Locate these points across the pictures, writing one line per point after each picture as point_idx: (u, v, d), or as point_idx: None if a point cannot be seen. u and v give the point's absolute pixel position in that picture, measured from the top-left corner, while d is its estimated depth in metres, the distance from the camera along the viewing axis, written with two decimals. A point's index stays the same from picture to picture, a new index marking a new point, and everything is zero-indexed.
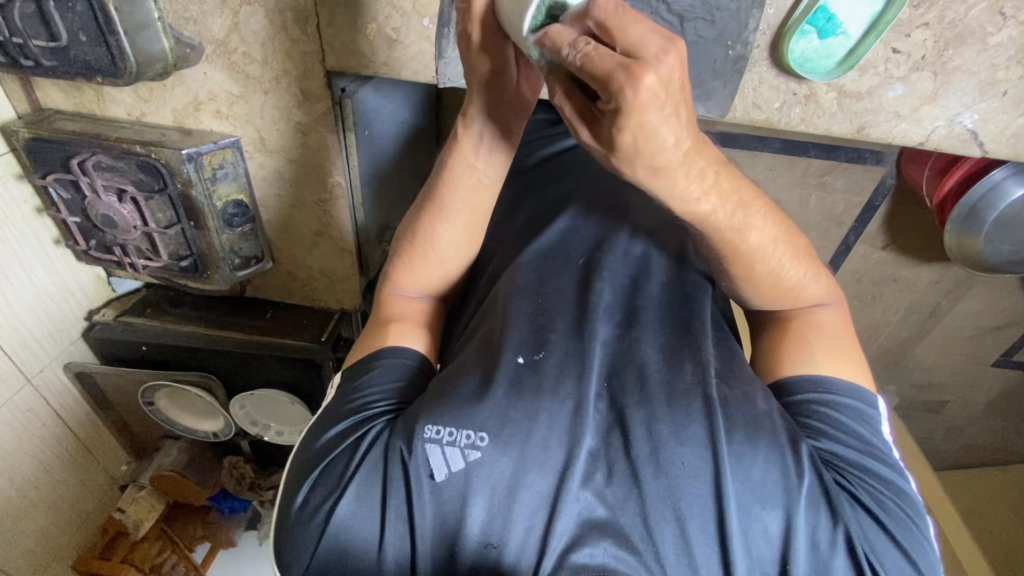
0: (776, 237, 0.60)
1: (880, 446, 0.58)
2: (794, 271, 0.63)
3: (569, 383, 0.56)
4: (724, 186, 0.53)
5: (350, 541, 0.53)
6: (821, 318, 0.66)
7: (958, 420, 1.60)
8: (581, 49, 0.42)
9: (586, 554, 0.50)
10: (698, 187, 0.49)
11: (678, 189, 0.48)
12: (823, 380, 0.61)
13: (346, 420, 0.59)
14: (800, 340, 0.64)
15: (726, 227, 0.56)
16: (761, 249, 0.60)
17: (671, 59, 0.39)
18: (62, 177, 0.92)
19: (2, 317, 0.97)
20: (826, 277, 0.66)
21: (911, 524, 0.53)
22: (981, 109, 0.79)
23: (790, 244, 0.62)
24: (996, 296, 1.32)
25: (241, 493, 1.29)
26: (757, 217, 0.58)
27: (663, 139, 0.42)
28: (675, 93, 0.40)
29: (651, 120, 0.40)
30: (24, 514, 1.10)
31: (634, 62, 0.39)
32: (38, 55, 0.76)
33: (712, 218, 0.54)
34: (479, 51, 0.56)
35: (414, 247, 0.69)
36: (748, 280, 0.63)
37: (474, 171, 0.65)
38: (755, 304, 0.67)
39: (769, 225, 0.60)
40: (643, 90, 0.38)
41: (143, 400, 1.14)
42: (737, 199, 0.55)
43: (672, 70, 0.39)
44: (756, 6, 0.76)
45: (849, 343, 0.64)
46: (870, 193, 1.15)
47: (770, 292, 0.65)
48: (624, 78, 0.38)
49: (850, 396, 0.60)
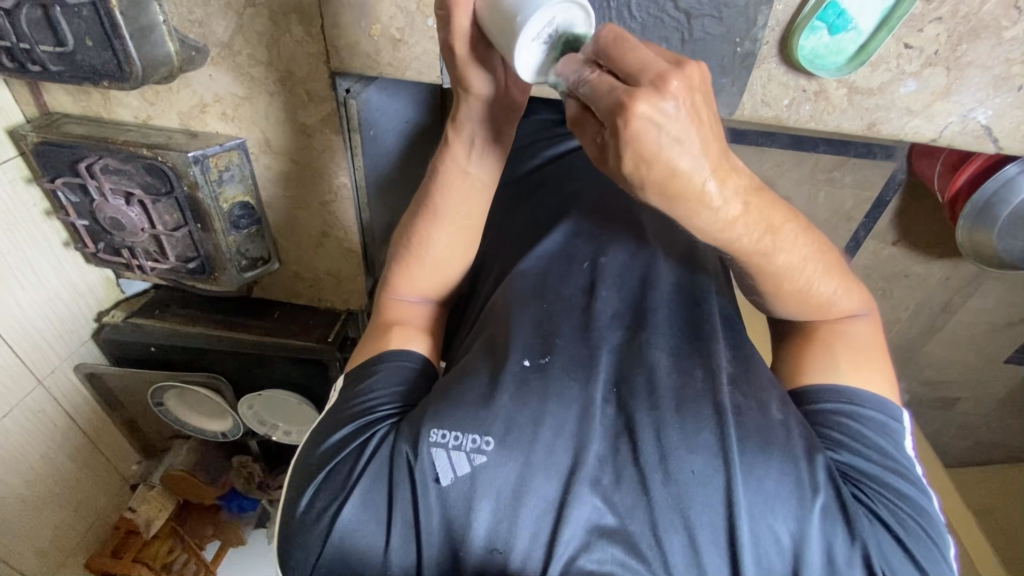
0: (808, 256, 0.59)
1: (902, 461, 0.57)
2: (824, 285, 0.62)
3: (576, 387, 0.56)
4: (757, 204, 0.51)
5: (354, 546, 0.53)
6: (853, 329, 0.64)
7: (969, 417, 1.58)
8: (586, 78, 0.43)
9: (594, 559, 0.50)
10: (725, 213, 0.48)
11: (703, 218, 0.47)
12: (846, 391, 0.60)
13: (349, 425, 0.58)
14: (826, 350, 0.63)
15: (753, 252, 0.54)
16: (791, 268, 0.58)
17: (671, 84, 0.39)
18: (71, 181, 0.92)
19: (13, 320, 0.97)
20: (860, 289, 0.64)
21: (931, 543, 0.53)
22: (995, 104, 0.78)
23: (822, 259, 0.60)
24: (1008, 292, 1.30)
25: (251, 492, 1.32)
26: (787, 240, 0.56)
27: (672, 166, 0.41)
28: (679, 120, 0.40)
29: (648, 147, 0.40)
30: (38, 514, 1.11)
31: (628, 91, 0.39)
32: (45, 60, 0.76)
33: (739, 243, 0.53)
34: (464, 62, 0.55)
35: (409, 253, 0.69)
36: (776, 296, 0.62)
37: (466, 176, 0.65)
38: (782, 314, 0.66)
39: (802, 244, 0.58)
40: (634, 119, 0.39)
41: (153, 401, 1.14)
42: (767, 222, 0.53)
43: (672, 97, 0.39)
44: (765, 2, 0.74)
45: (880, 358, 0.63)
46: (881, 188, 1.13)
47: (801, 307, 0.63)
48: (615, 108, 0.40)
49: (874, 408, 0.59)
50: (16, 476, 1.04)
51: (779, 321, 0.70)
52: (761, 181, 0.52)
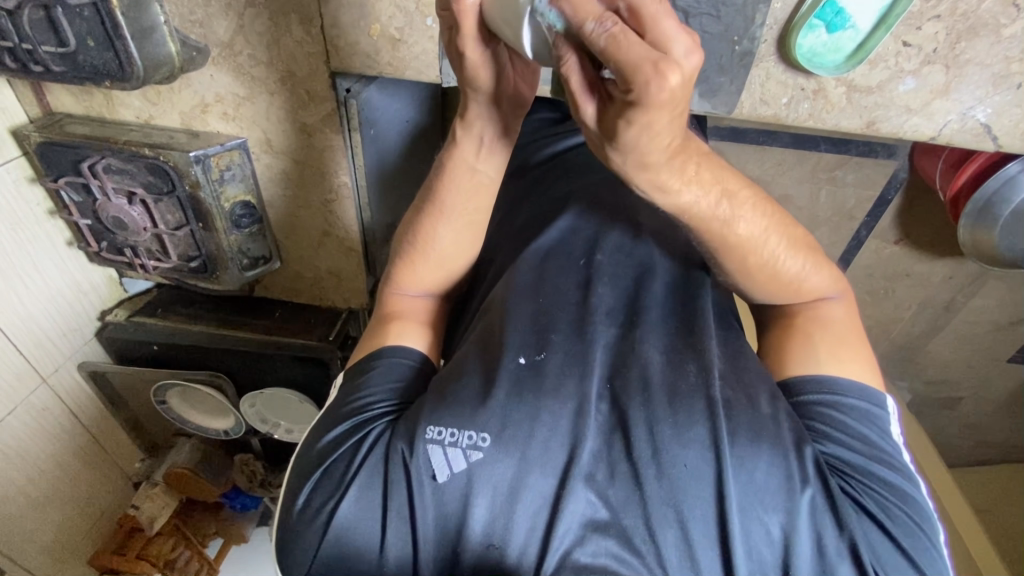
0: (768, 227, 0.60)
1: (886, 449, 0.57)
2: (791, 262, 0.63)
3: (571, 383, 0.56)
4: (707, 169, 0.53)
5: (350, 542, 0.53)
6: (827, 312, 0.65)
7: (973, 417, 1.58)
8: (608, 28, 0.39)
9: (588, 552, 0.50)
10: (678, 179, 0.50)
11: (662, 182, 0.49)
12: (828, 381, 0.60)
13: (345, 423, 0.59)
14: (804, 338, 0.64)
15: (712, 218, 0.56)
16: (753, 240, 0.59)
17: (695, 58, 0.39)
18: (74, 180, 0.93)
19: (17, 318, 0.98)
20: (830, 269, 0.65)
21: (919, 532, 0.53)
22: (994, 102, 0.78)
23: (785, 234, 0.61)
24: (1011, 291, 1.30)
25: (253, 489, 1.32)
26: (746, 206, 0.58)
27: (660, 139, 0.43)
28: (689, 90, 0.40)
29: (660, 118, 0.40)
30: (42, 511, 1.12)
31: (664, 57, 0.38)
32: (47, 60, 0.76)
33: (696, 209, 0.54)
34: (472, 64, 0.55)
35: (413, 248, 0.70)
36: (745, 275, 0.63)
37: (474, 173, 0.65)
38: (759, 298, 0.66)
39: (760, 214, 0.59)
40: (666, 90, 0.38)
41: (157, 399, 1.16)
42: (721, 188, 0.55)
43: (695, 70, 0.39)
44: (762, 0, 0.75)
45: (855, 339, 0.63)
46: (883, 186, 1.13)
47: (771, 288, 0.64)
48: (649, 72, 0.38)
49: (857, 397, 0.59)
50: (21, 474, 1.05)
51: (758, 307, 0.70)
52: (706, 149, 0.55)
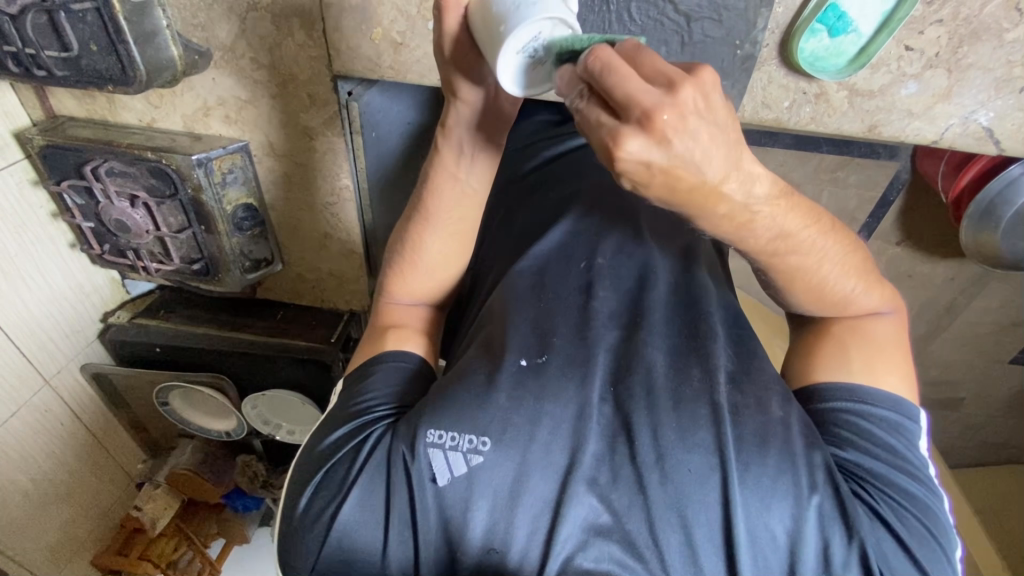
0: (826, 256, 0.58)
1: (912, 460, 0.57)
2: (843, 284, 0.61)
3: (573, 387, 0.56)
4: (777, 207, 0.50)
5: (353, 545, 0.54)
6: (875, 328, 0.64)
7: (974, 418, 1.58)
8: (578, 104, 0.43)
9: (590, 558, 0.51)
10: (727, 218, 0.48)
11: (715, 215, 0.47)
12: (858, 389, 0.60)
13: (346, 425, 0.59)
14: (838, 344, 0.63)
15: (761, 252, 0.54)
16: (805, 267, 0.58)
17: (657, 122, 0.38)
18: (76, 183, 0.93)
19: (20, 320, 0.99)
20: (881, 287, 0.64)
21: (933, 542, 0.53)
22: (996, 106, 0.78)
23: (842, 259, 0.59)
24: (1013, 292, 1.30)
25: (255, 490, 1.33)
26: (805, 242, 0.55)
27: (680, 176, 0.41)
28: (671, 152, 0.39)
29: (642, 176, 0.41)
30: (45, 512, 1.12)
31: (614, 133, 0.40)
32: (50, 65, 0.77)
33: (747, 241, 0.52)
34: (454, 68, 0.55)
35: (404, 258, 0.70)
36: (791, 292, 0.62)
37: (456, 182, 0.65)
38: (799, 310, 0.65)
39: (821, 245, 0.57)
40: (622, 157, 0.40)
41: (158, 401, 1.16)
42: (783, 229, 0.52)
43: (661, 133, 0.38)
44: (765, 4, 0.75)
45: (899, 356, 0.62)
46: (884, 188, 1.13)
47: (817, 304, 0.63)
48: (604, 142, 0.40)
49: (886, 407, 0.59)
50: (24, 475, 1.06)
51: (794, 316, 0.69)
52: (787, 182, 0.51)
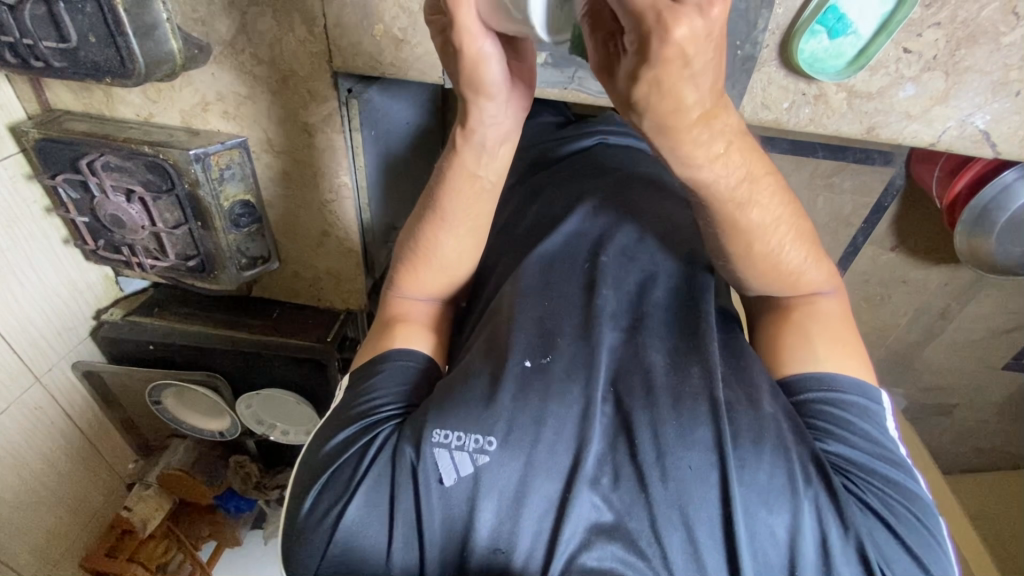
0: (781, 215, 0.59)
1: (887, 444, 0.57)
2: (793, 254, 0.62)
3: (575, 388, 0.56)
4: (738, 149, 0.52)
5: (357, 545, 0.53)
6: (823, 306, 0.65)
7: (967, 423, 1.58)
8: None
9: (594, 557, 0.50)
10: (704, 151, 0.50)
11: (684, 150, 0.49)
12: (827, 378, 0.60)
13: (353, 425, 0.58)
14: (801, 333, 0.63)
15: (727, 200, 0.56)
16: (764, 225, 0.59)
17: (714, 11, 0.37)
18: (72, 177, 0.92)
19: (12, 316, 0.97)
20: (827, 262, 0.65)
21: (921, 528, 0.53)
22: (993, 109, 0.79)
23: (793, 225, 0.61)
24: (1005, 299, 1.31)
25: (247, 492, 1.32)
26: (764, 194, 0.57)
27: (682, 93, 0.42)
28: (707, 45, 0.39)
29: (669, 76, 0.41)
30: (33, 511, 1.10)
31: (669, 8, 0.37)
32: (47, 56, 0.76)
33: (714, 186, 0.54)
34: (473, 60, 0.52)
35: (417, 254, 0.69)
36: (747, 259, 0.62)
37: (475, 179, 0.64)
38: (755, 288, 0.66)
39: (775, 203, 0.59)
40: (672, 43, 0.38)
41: (152, 399, 1.15)
42: (745, 170, 0.55)
43: (714, 21, 0.37)
44: (765, 5, 0.75)
45: (850, 336, 0.63)
46: (880, 193, 1.13)
47: (772, 280, 0.64)
48: (653, 24, 0.37)
49: (856, 394, 0.59)
50: (14, 474, 1.04)
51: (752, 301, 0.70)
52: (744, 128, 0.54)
